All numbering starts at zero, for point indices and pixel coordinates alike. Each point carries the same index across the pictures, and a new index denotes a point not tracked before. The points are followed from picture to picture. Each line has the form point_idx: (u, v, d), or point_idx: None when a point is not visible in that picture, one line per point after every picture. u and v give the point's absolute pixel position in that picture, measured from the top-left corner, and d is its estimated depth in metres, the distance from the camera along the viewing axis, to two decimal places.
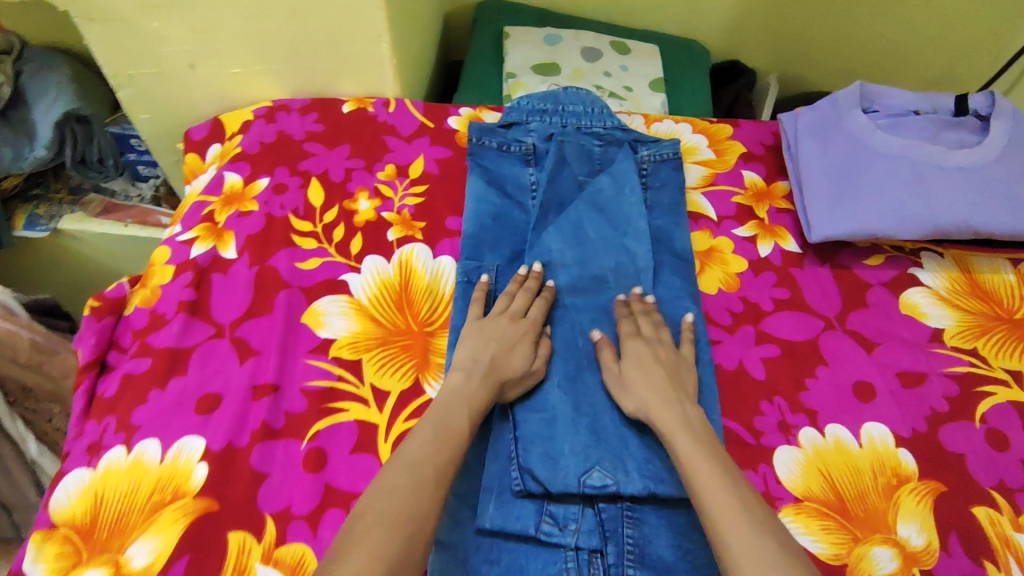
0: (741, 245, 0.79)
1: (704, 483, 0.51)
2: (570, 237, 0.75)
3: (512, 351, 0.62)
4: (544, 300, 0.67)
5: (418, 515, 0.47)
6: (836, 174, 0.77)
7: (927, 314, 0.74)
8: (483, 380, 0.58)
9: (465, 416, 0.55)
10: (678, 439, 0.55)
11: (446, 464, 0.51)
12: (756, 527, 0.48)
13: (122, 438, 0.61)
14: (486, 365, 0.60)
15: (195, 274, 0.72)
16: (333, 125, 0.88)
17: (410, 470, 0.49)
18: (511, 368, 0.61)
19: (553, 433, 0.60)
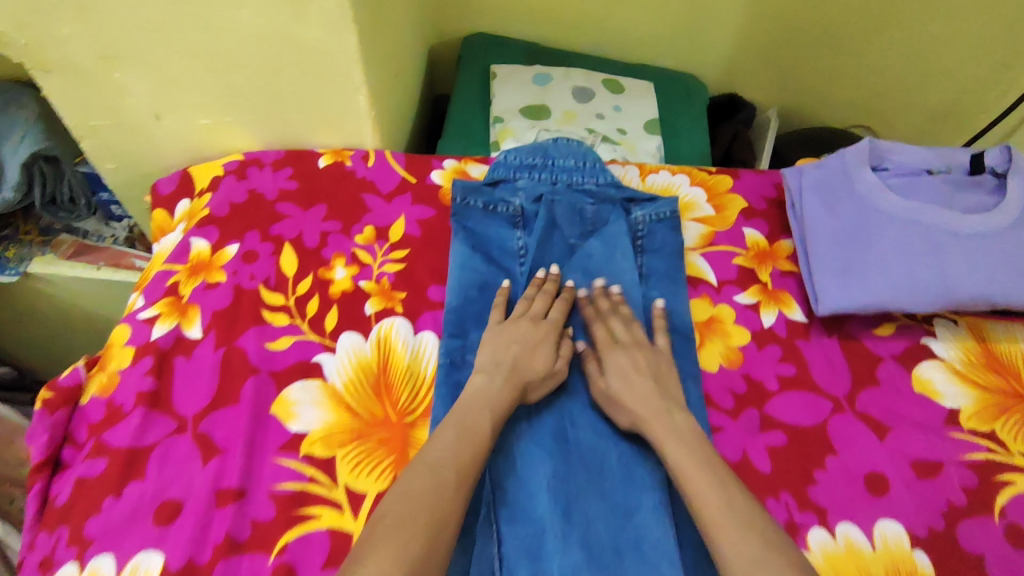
0: (743, 314, 0.74)
1: (695, 491, 0.53)
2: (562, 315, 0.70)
3: (536, 350, 0.65)
4: (563, 301, 0.71)
5: (439, 510, 0.50)
6: (845, 240, 0.72)
7: (941, 392, 0.70)
8: (508, 378, 0.62)
9: (488, 421, 0.58)
10: (668, 446, 0.58)
11: (468, 467, 0.54)
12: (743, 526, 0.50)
13: (74, 553, 0.56)
14: (512, 366, 0.63)
15: (156, 359, 0.67)
16: (308, 181, 0.82)
17: (433, 480, 0.52)
18: (534, 369, 0.64)
19: (541, 556, 0.55)
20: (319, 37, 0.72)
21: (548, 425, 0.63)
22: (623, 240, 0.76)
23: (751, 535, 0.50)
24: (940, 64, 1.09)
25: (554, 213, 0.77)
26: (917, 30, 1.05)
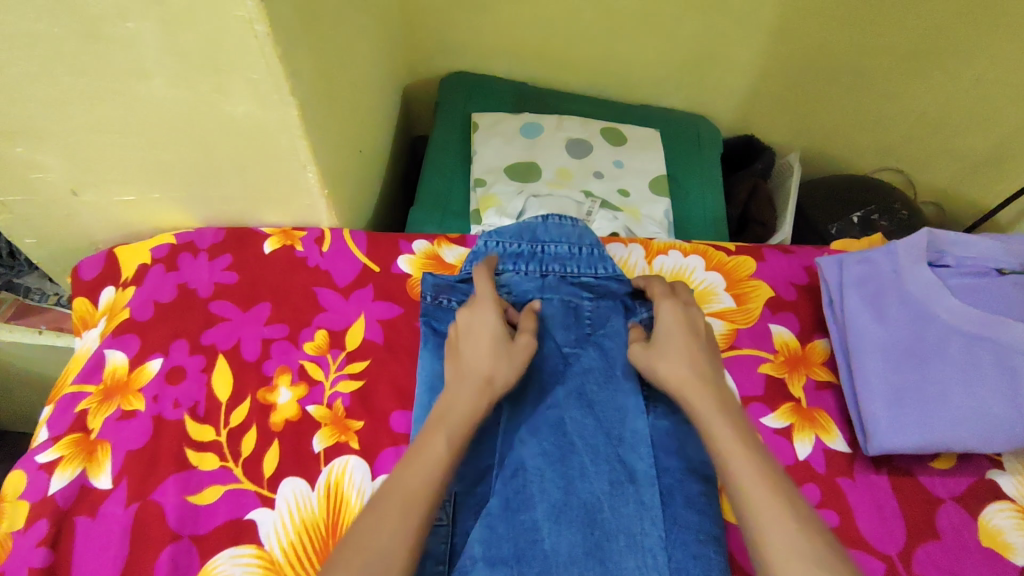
0: (773, 442, 0.61)
1: (736, 468, 0.47)
2: (558, 464, 0.55)
3: (479, 334, 0.56)
4: (483, 273, 0.62)
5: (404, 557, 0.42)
6: (898, 357, 0.59)
7: (1016, 547, 0.57)
8: (470, 382, 0.53)
9: (443, 444, 0.48)
10: (705, 415, 0.51)
11: (420, 501, 0.45)
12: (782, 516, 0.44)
13: None
14: (467, 371, 0.54)
15: (53, 523, 0.55)
16: (250, 273, 0.69)
17: (376, 521, 0.43)
18: (484, 358, 0.54)
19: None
20: (251, 112, 0.59)
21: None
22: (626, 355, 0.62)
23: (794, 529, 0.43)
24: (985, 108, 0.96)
25: (544, 315, 0.64)
26: (962, 68, 0.92)
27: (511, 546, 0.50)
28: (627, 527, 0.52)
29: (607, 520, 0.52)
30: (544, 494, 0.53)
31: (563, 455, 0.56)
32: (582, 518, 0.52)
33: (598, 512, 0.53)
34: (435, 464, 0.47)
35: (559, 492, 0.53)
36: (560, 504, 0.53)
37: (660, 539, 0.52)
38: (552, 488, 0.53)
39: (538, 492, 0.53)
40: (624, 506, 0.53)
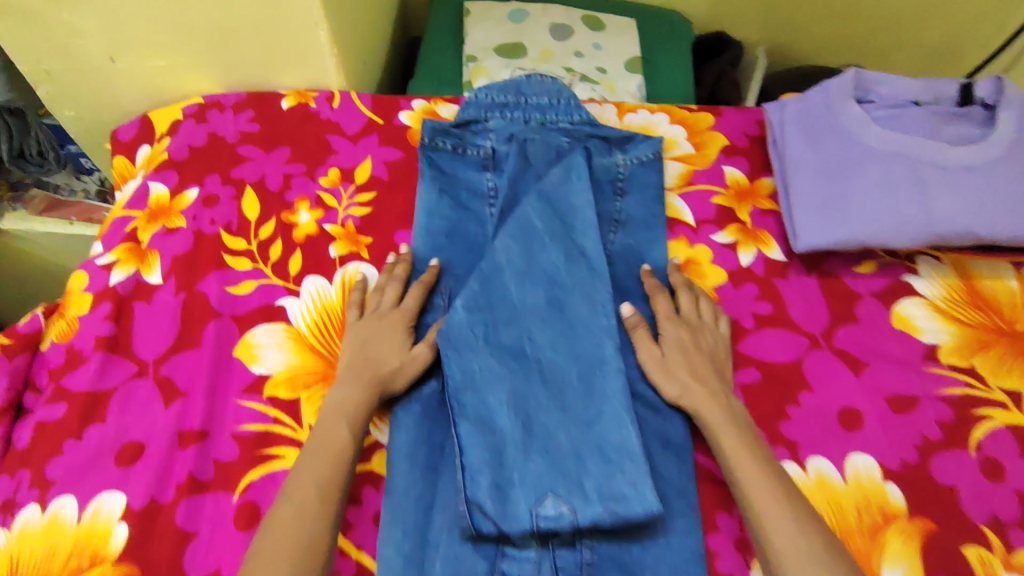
0: (720, 253, 0.72)
1: (755, 485, 0.53)
2: (521, 239, 0.67)
3: (380, 335, 0.61)
4: (419, 283, 0.65)
5: (310, 531, 0.49)
6: (828, 174, 0.69)
7: (921, 328, 0.68)
8: (357, 376, 0.58)
9: (345, 430, 0.55)
10: (723, 433, 0.57)
11: (330, 481, 0.52)
12: (796, 529, 0.50)
13: (37, 495, 0.56)
14: (364, 368, 0.59)
15: (114, 304, 0.65)
16: (270, 124, 0.79)
17: (296, 508, 0.50)
18: (388, 363, 0.60)
19: (503, 467, 0.54)
20: None
21: (504, 344, 0.62)
22: (582, 167, 0.72)
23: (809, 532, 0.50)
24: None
25: (526, 152, 0.73)
26: None
27: (484, 299, 0.63)
28: (581, 287, 0.65)
29: (564, 281, 0.65)
30: (514, 268, 0.65)
31: (527, 234, 0.67)
32: (544, 279, 0.65)
33: (558, 277, 0.65)
34: (337, 447, 0.54)
35: (522, 267, 0.65)
36: (526, 279, 0.65)
37: (608, 294, 0.65)
38: (515, 257, 0.66)
39: (508, 265, 0.65)
40: (578, 272, 0.66)
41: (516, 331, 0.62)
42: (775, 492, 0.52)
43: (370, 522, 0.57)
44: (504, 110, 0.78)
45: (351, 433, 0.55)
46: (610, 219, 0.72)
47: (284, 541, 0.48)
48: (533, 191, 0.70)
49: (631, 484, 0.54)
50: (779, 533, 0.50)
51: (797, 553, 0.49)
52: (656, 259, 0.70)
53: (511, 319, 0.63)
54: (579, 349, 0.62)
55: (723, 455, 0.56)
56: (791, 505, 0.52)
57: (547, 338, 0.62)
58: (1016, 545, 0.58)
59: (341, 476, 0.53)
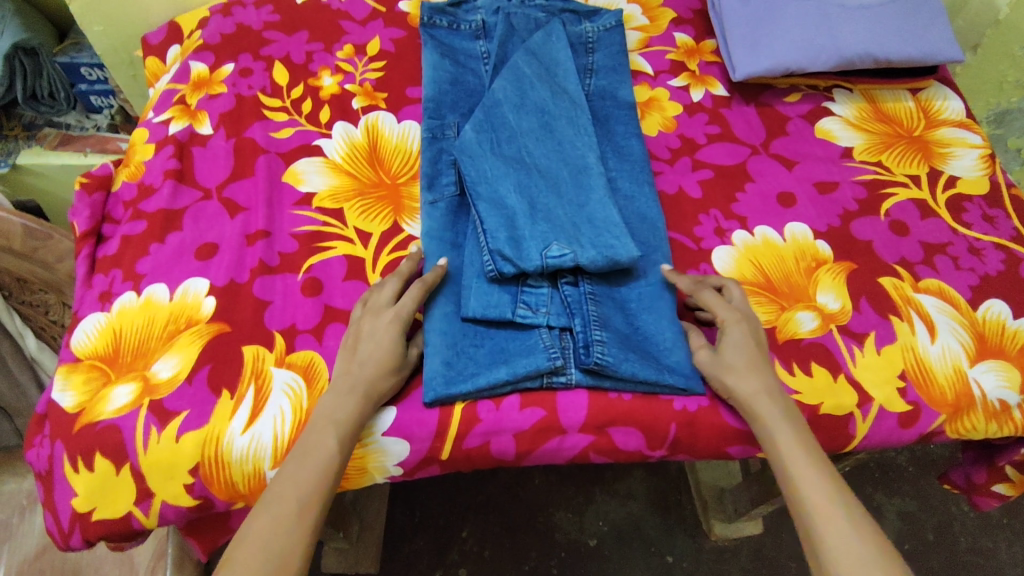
0: (676, 93, 0.88)
1: (804, 482, 0.56)
2: (514, 79, 0.80)
3: (372, 338, 0.61)
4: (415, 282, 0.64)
5: (282, 543, 0.51)
6: (756, 20, 0.86)
7: (839, 136, 0.85)
8: (348, 387, 0.58)
9: (333, 440, 0.56)
10: (776, 430, 0.59)
11: (312, 492, 0.54)
12: (842, 529, 0.53)
13: (131, 285, 0.67)
14: (358, 372, 0.59)
15: (177, 147, 0.77)
16: (289, 14, 0.91)
17: (273, 519, 0.52)
18: (381, 370, 0.60)
19: (516, 228, 0.67)
20: None
21: (507, 153, 0.74)
22: (560, 32, 0.86)
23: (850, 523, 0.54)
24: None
25: (511, 21, 0.88)
26: None
27: (487, 120, 0.76)
28: (567, 113, 0.78)
29: (552, 109, 0.79)
30: (509, 99, 0.79)
31: (518, 76, 0.81)
32: (535, 107, 0.79)
33: (546, 107, 0.79)
34: (322, 460, 0.55)
35: (516, 99, 0.79)
36: (520, 106, 0.78)
37: (590, 119, 0.79)
38: (510, 93, 0.79)
39: (504, 97, 0.79)
40: (564, 104, 0.80)
41: (516, 144, 0.75)
42: (830, 490, 0.55)
43: None
44: None
45: (338, 446, 0.56)
46: (584, 70, 0.87)
47: (257, 547, 0.50)
48: (518, 49, 0.85)
49: (617, 237, 0.67)
50: (830, 532, 0.53)
51: (846, 547, 0.52)
52: (623, 96, 0.85)
53: (512, 138, 0.76)
54: (567, 155, 0.75)
55: (776, 451, 0.59)
56: (845, 504, 0.55)
57: (541, 149, 0.75)
58: (923, 276, 0.73)
59: (321, 488, 0.54)
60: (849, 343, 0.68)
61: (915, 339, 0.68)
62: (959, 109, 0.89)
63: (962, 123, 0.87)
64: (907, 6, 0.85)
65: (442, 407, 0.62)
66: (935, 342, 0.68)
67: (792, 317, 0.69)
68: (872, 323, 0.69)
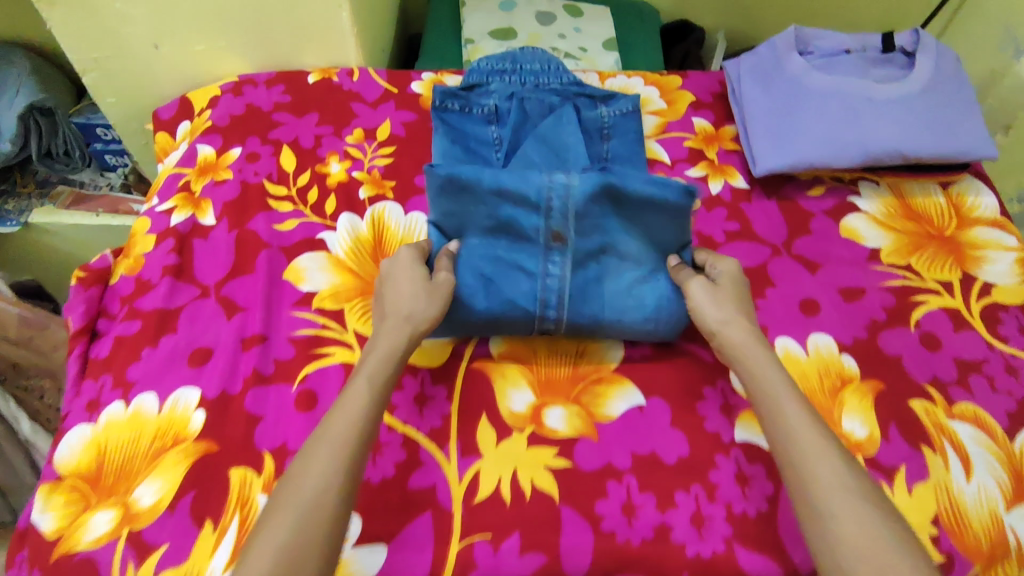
0: (694, 185, 0.85)
1: (802, 441, 0.52)
2: None
3: (399, 279, 0.61)
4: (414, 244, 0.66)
5: (315, 497, 0.47)
6: (778, 112, 0.83)
7: (865, 236, 0.81)
8: (391, 323, 0.59)
9: (363, 384, 0.54)
10: (765, 382, 0.56)
11: (347, 444, 0.50)
12: (843, 495, 0.49)
13: (120, 393, 0.65)
14: (389, 307, 0.60)
15: (177, 240, 0.75)
16: (300, 94, 0.90)
17: (303, 472, 0.49)
18: (405, 297, 0.60)
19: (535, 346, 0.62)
20: None
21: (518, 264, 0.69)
22: (571, 115, 0.84)
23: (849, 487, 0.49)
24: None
25: (525, 107, 0.85)
26: None
27: None
28: None
29: None
30: None
31: (528, 168, 0.78)
32: None
33: None
34: (354, 409, 0.52)
35: None
36: None
37: None
38: None
39: None
40: None
41: None
42: (825, 447, 0.51)
43: (414, 405, 0.65)
44: (503, 76, 0.90)
45: (370, 386, 0.54)
46: (598, 158, 0.84)
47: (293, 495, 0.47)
48: (531, 136, 0.82)
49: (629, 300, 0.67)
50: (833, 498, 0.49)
51: (858, 522, 0.48)
52: None
53: None
54: None
55: (771, 405, 0.55)
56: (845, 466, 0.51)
57: None
58: (956, 399, 0.68)
59: (353, 437, 0.51)
60: (877, 477, 0.63)
61: (949, 476, 0.63)
62: (993, 205, 0.84)
63: (997, 222, 0.83)
64: (939, 99, 0.82)
65: (437, 545, 0.57)
66: (970, 480, 0.64)
67: None
68: (902, 455, 0.64)
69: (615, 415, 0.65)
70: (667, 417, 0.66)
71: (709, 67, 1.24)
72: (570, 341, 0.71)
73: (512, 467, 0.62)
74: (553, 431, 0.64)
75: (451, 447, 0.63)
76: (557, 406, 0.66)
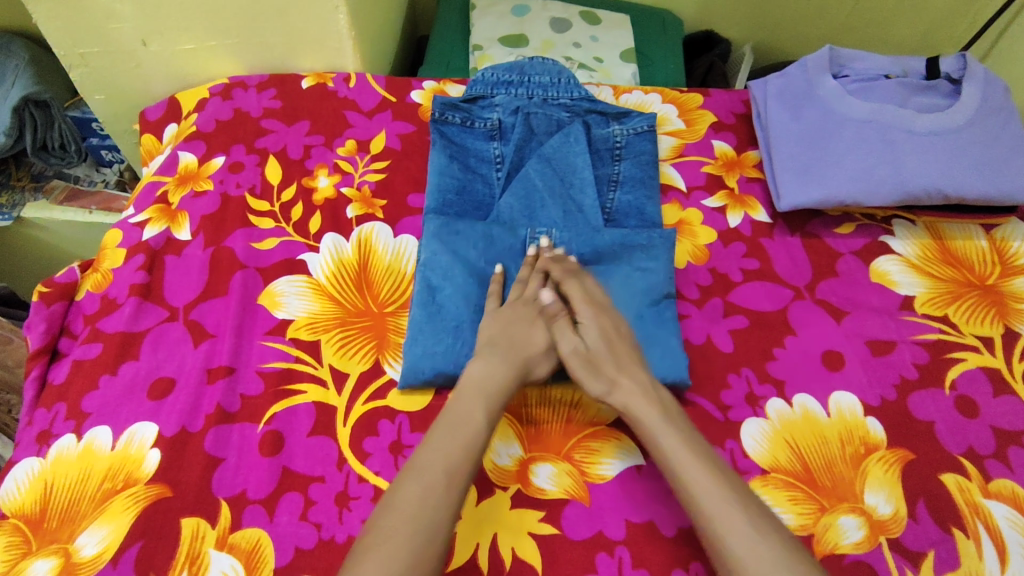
0: (710, 216, 0.78)
1: (688, 474, 0.51)
2: (523, 197, 0.72)
3: (530, 324, 0.62)
4: (542, 276, 0.65)
5: (432, 517, 0.47)
6: (808, 140, 0.76)
7: (897, 282, 0.73)
8: (506, 360, 0.58)
9: (481, 411, 0.54)
10: (651, 424, 0.55)
11: (460, 462, 0.50)
12: (738, 514, 0.48)
13: (73, 426, 0.60)
14: (518, 348, 0.59)
15: (148, 257, 0.70)
16: (292, 100, 0.84)
17: (424, 487, 0.48)
18: (534, 346, 0.60)
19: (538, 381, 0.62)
20: None
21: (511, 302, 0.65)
22: (580, 133, 0.77)
23: (739, 515, 0.48)
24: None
25: (530, 122, 0.79)
26: None
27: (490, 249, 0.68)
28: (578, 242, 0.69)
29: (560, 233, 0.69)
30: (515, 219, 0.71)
31: (528, 193, 0.72)
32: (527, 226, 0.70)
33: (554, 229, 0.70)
34: (471, 429, 0.52)
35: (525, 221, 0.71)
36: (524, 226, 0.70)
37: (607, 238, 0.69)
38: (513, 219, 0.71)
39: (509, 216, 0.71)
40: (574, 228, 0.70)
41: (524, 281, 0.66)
42: (710, 477, 0.50)
43: (388, 454, 0.59)
44: (509, 86, 0.84)
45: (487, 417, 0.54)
46: (607, 181, 0.77)
47: (406, 519, 0.46)
48: (535, 155, 0.76)
49: None
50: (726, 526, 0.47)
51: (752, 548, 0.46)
52: (652, 219, 0.75)
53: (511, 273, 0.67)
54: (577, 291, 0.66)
55: (654, 443, 0.54)
56: (735, 496, 0.49)
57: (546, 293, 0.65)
58: (993, 475, 0.61)
59: (469, 462, 0.51)
60: (902, 564, 0.55)
61: (982, 564, 0.56)
62: None
63: None
64: (988, 133, 0.74)
65: None
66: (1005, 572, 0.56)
67: (832, 522, 0.57)
68: (932, 539, 0.57)
69: (611, 475, 0.59)
70: (668, 481, 0.59)
71: (733, 84, 1.18)
72: (565, 389, 0.64)
73: (491, 531, 0.55)
74: (541, 491, 0.58)
75: None
76: (547, 462, 0.59)
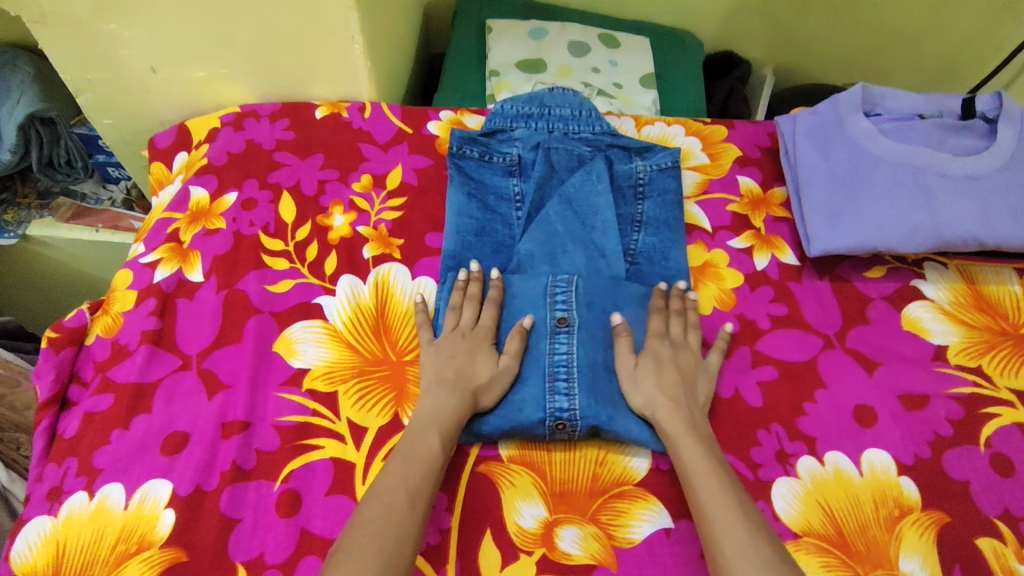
0: (736, 257, 0.76)
1: (704, 490, 0.53)
2: (545, 241, 0.70)
3: (472, 356, 0.62)
4: (490, 305, 0.66)
5: (394, 540, 0.48)
6: (838, 181, 0.73)
7: (929, 330, 0.71)
8: (455, 390, 0.59)
9: (435, 437, 0.56)
10: (681, 442, 0.57)
11: (420, 484, 0.52)
12: (743, 531, 0.50)
13: (84, 482, 0.58)
14: (461, 378, 0.60)
15: (159, 300, 0.68)
16: (305, 132, 0.82)
17: (386, 509, 0.50)
18: (478, 377, 0.61)
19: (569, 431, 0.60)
20: None
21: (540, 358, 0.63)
22: (603, 170, 0.75)
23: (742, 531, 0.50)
24: (919, 13, 1.16)
25: (551, 159, 0.76)
26: None
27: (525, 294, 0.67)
28: (608, 293, 0.67)
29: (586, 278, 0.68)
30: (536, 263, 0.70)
31: (549, 237, 0.70)
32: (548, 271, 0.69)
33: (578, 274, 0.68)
34: (428, 455, 0.54)
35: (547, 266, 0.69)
36: (545, 271, 0.69)
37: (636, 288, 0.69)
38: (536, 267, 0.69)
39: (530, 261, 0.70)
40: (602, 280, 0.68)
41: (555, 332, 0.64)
42: (726, 497, 0.52)
43: None
44: (529, 119, 0.81)
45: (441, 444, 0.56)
46: (631, 221, 0.75)
47: (371, 535, 0.48)
48: (556, 195, 0.74)
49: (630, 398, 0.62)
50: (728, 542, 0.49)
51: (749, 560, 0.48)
52: (678, 266, 0.72)
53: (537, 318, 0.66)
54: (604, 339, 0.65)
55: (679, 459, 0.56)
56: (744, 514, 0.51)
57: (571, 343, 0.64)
58: None
59: (427, 485, 0.52)
60: None
61: None
62: None
63: None
64: None
65: None
66: None
67: None
68: None
69: (639, 539, 0.57)
70: (696, 545, 0.57)
71: (755, 112, 1.15)
72: (591, 445, 0.63)
73: None
74: (567, 556, 0.56)
75: (450, 570, 0.55)
76: (572, 524, 0.57)
